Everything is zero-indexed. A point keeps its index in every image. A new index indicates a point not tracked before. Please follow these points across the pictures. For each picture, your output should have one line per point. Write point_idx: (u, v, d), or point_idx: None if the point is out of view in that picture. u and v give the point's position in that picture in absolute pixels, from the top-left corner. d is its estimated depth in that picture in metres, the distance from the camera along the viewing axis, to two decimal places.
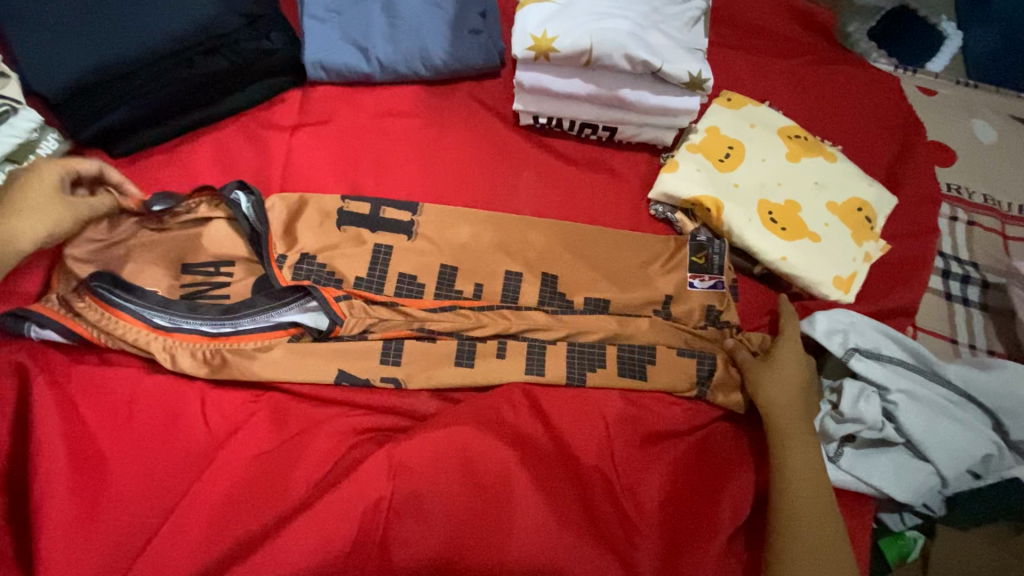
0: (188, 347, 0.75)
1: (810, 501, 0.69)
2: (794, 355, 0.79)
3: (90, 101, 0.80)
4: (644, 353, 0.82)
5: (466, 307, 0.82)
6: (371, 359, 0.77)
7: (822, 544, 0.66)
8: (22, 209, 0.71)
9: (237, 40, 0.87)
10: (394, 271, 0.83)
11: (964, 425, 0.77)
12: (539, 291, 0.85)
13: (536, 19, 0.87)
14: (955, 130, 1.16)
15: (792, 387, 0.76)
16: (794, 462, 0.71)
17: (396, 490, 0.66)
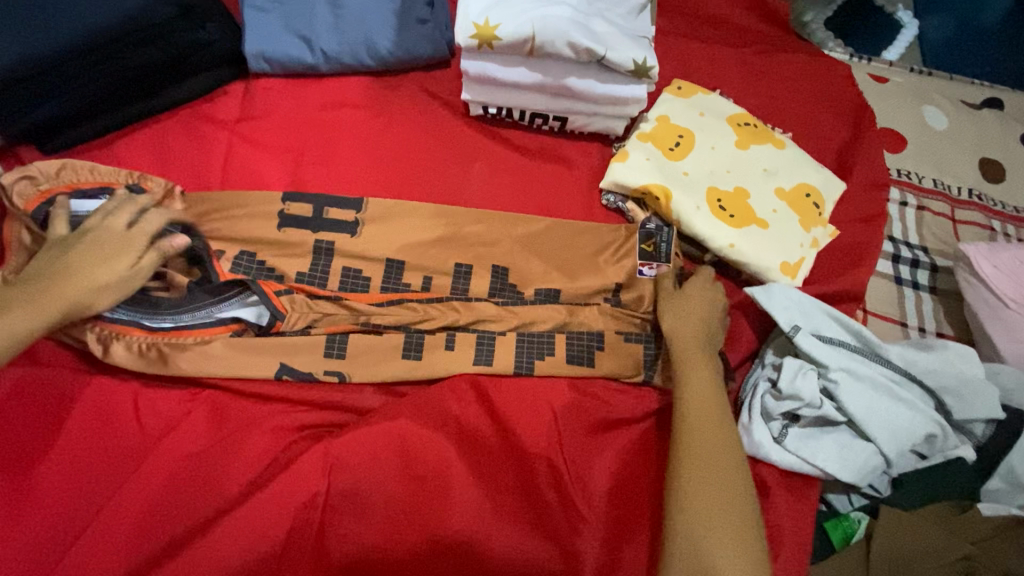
0: (124, 338, 0.72)
1: (707, 424, 0.71)
2: (705, 292, 0.83)
3: (15, 95, 0.77)
4: (591, 340, 0.82)
5: (414, 299, 0.81)
6: (314, 352, 0.76)
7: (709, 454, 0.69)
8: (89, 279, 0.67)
9: (172, 31, 0.83)
10: (339, 265, 0.82)
11: (906, 404, 0.78)
12: (490, 283, 0.84)
13: (478, 7, 0.86)
14: (906, 115, 1.18)
15: (699, 317, 0.80)
16: (697, 386, 0.74)
17: (331, 486, 0.66)
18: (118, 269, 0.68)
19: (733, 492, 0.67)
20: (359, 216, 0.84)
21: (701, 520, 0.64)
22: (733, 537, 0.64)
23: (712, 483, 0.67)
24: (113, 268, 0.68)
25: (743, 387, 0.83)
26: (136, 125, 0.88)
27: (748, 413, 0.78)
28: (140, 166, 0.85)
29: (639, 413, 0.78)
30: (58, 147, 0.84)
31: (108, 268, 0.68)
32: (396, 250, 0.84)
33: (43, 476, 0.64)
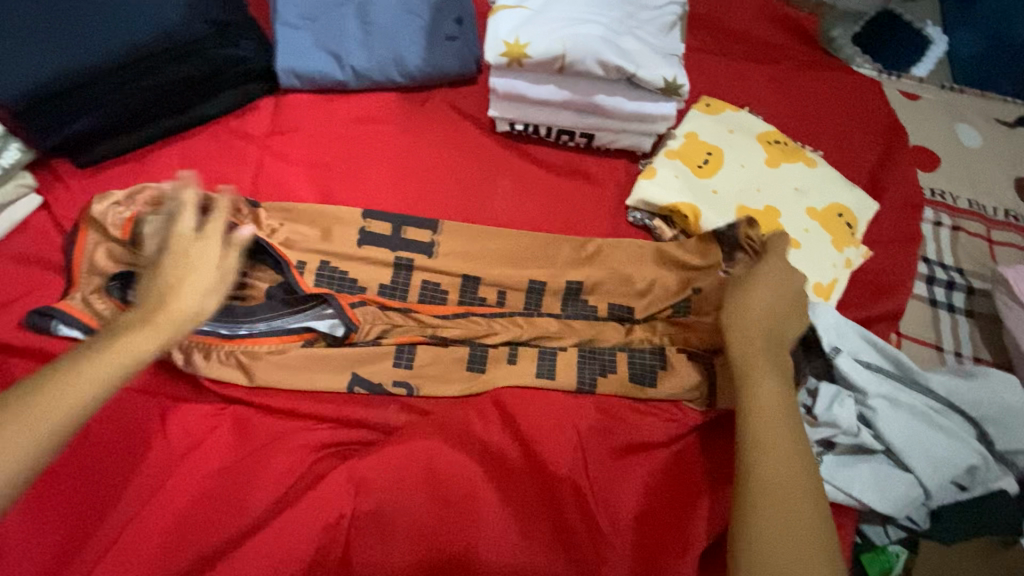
0: (203, 348, 0.74)
1: (775, 427, 0.63)
2: (777, 279, 0.75)
3: (53, 111, 0.78)
4: (654, 358, 0.81)
5: (480, 313, 0.82)
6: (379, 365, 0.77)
7: (784, 460, 0.60)
8: (189, 282, 0.60)
9: (206, 48, 0.84)
10: (419, 279, 0.83)
11: (946, 434, 0.75)
12: (563, 300, 0.85)
13: (508, 25, 0.85)
14: (938, 134, 1.15)
15: (769, 310, 0.72)
16: (764, 390, 0.66)
17: (358, 508, 0.65)
18: (211, 267, 0.62)
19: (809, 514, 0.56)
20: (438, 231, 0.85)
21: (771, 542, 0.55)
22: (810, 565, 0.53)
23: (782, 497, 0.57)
24: (205, 268, 0.62)
25: None
26: (166, 139, 0.89)
27: None
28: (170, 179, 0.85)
29: (667, 437, 0.76)
30: (93, 160, 0.84)
31: (199, 271, 0.62)
32: (472, 266, 0.84)
33: (71, 490, 0.65)
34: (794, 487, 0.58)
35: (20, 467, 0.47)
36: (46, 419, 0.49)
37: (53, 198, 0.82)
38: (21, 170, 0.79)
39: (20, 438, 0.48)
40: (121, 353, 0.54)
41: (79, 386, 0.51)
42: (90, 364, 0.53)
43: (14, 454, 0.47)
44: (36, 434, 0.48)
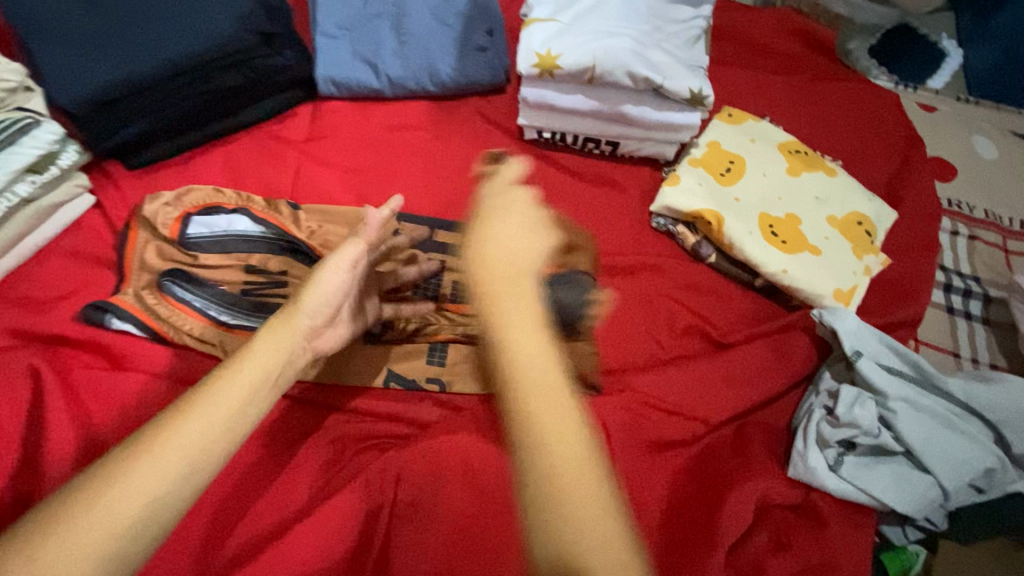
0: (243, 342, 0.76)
1: (539, 380, 0.54)
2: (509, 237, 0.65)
3: (109, 115, 0.82)
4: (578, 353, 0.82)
5: None
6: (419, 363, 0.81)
7: (560, 437, 0.52)
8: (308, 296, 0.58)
9: (254, 58, 0.88)
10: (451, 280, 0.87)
11: (965, 437, 0.77)
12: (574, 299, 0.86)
13: (541, 37, 0.89)
14: (954, 145, 1.18)
15: (504, 244, 0.64)
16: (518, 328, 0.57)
17: (398, 496, 0.69)
18: (327, 281, 0.61)
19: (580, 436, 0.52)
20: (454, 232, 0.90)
21: (540, 499, 0.49)
22: (588, 505, 0.49)
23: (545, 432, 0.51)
24: (320, 284, 0.60)
25: (798, 415, 0.83)
26: (211, 143, 0.93)
27: (802, 439, 0.78)
28: (214, 181, 0.89)
29: (691, 436, 0.80)
30: (141, 162, 0.88)
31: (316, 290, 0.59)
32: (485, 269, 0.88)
33: None
34: (563, 431, 0.51)
35: (142, 522, 0.40)
36: (177, 455, 0.42)
37: (105, 198, 0.86)
38: (76, 171, 0.83)
39: (154, 478, 0.41)
40: (259, 372, 0.48)
41: (215, 418, 0.45)
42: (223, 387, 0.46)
43: (132, 510, 0.40)
44: (155, 482, 0.41)
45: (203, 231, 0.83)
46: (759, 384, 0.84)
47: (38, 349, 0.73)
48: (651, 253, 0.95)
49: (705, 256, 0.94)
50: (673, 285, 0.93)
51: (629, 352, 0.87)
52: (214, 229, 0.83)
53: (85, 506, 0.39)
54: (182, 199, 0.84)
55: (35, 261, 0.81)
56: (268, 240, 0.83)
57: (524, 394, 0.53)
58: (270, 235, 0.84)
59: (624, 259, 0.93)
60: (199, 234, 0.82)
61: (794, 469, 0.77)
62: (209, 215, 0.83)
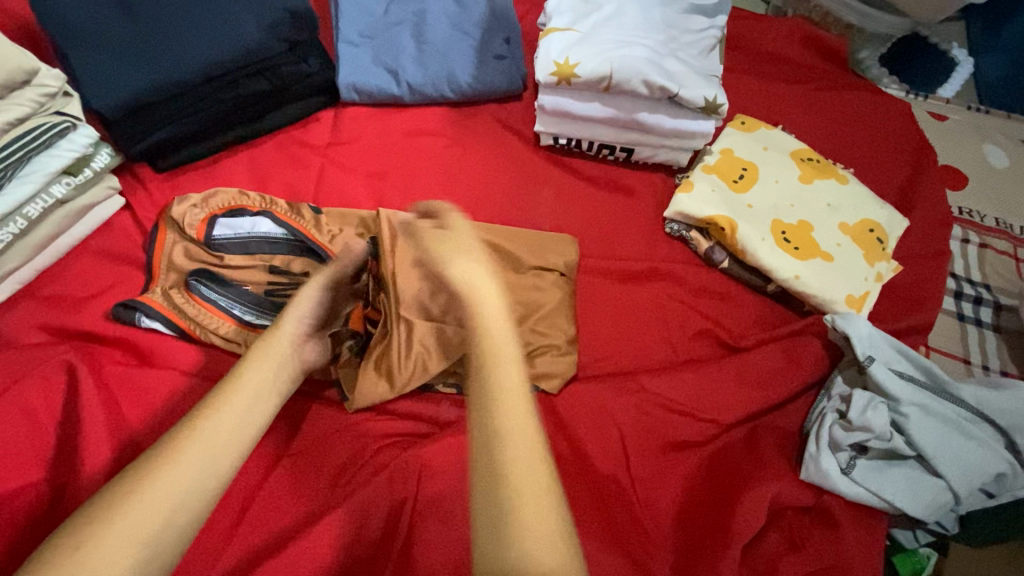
0: None
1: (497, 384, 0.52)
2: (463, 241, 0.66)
3: (141, 119, 0.84)
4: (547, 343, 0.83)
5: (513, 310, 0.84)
6: (403, 366, 0.76)
7: (517, 431, 0.49)
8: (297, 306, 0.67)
9: (279, 65, 0.91)
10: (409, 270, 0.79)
11: (976, 442, 0.78)
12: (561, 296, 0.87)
13: (559, 46, 0.91)
14: (965, 154, 1.19)
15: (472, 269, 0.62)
16: (507, 381, 0.52)
17: (420, 492, 0.71)
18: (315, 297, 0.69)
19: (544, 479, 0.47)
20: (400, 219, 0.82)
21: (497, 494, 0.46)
22: (543, 528, 0.44)
23: (511, 471, 0.47)
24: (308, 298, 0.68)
25: (810, 419, 0.84)
26: (236, 147, 0.95)
27: (815, 442, 0.79)
28: (240, 185, 0.92)
29: (704, 438, 0.81)
30: (168, 164, 0.90)
31: (304, 303, 0.68)
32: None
33: None
34: (518, 431, 0.49)
35: (170, 522, 0.47)
36: (185, 472, 0.50)
37: (134, 200, 0.89)
38: (108, 173, 0.85)
39: (166, 492, 0.48)
40: (244, 395, 0.56)
41: (212, 437, 0.52)
42: (214, 411, 0.54)
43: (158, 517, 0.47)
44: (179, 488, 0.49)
45: (228, 234, 0.85)
46: (772, 387, 0.85)
47: (72, 346, 0.76)
48: (665, 258, 0.97)
49: (718, 261, 0.96)
50: (686, 290, 0.94)
51: (643, 354, 0.88)
52: (238, 232, 0.85)
53: (109, 523, 0.46)
54: (205, 201, 0.85)
55: (68, 261, 0.83)
56: (288, 242, 0.85)
57: (488, 420, 0.50)
58: (291, 237, 0.85)
59: (638, 264, 0.95)
60: (225, 237, 0.84)
61: (806, 472, 0.78)
62: (232, 216, 0.85)
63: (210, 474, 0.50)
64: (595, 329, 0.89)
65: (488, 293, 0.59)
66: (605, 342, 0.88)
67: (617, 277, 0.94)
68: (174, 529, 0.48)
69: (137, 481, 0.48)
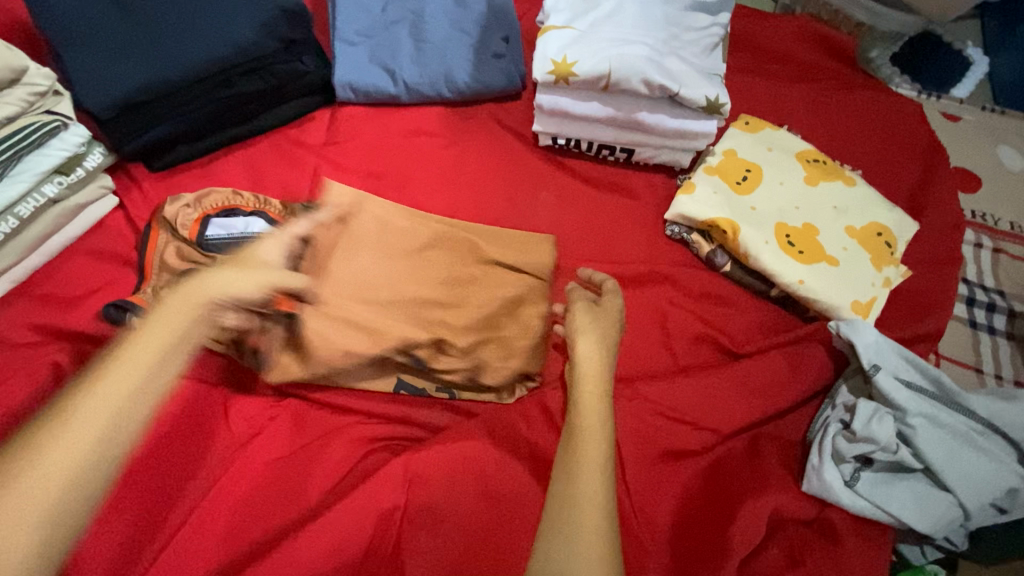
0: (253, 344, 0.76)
1: (592, 445, 0.64)
2: (603, 326, 0.79)
3: (133, 118, 0.83)
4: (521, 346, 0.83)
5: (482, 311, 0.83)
6: (330, 338, 0.76)
7: (595, 486, 0.61)
8: (234, 276, 0.63)
9: (273, 64, 0.90)
10: (363, 252, 0.82)
11: (987, 456, 0.75)
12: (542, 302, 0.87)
13: (557, 45, 0.89)
14: (978, 156, 1.15)
15: (602, 350, 0.76)
16: (588, 449, 0.64)
17: (409, 500, 0.69)
18: (269, 277, 0.66)
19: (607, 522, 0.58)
20: (354, 199, 0.86)
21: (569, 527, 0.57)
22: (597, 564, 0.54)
23: (584, 512, 0.58)
24: (259, 276, 0.65)
25: (813, 428, 0.82)
26: (231, 146, 0.94)
27: (817, 453, 0.76)
28: (234, 184, 0.91)
29: (702, 447, 0.79)
30: (162, 163, 0.89)
31: (244, 273, 0.64)
32: (390, 247, 0.84)
33: (145, 474, 0.69)
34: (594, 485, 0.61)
35: (72, 480, 0.47)
36: (85, 431, 0.49)
37: (128, 199, 0.88)
38: (101, 172, 0.85)
39: (70, 449, 0.48)
40: (139, 359, 0.54)
41: (109, 397, 0.51)
42: (97, 393, 0.51)
43: (58, 476, 0.47)
44: (84, 446, 0.49)
45: (220, 233, 0.83)
46: (773, 396, 0.83)
47: (63, 346, 0.75)
48: (666, 261, 0.95)
49: (719, 265, 0.94)
50: (687, 295, 0.92)
51: (641, 360, 0.86)
52: (231, 233, 0.83)
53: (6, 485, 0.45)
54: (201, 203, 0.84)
55: (61, 261, 0.83)
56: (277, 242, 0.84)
57: (575, 466, 0.62)
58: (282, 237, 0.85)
59: (639, 267, 0.93)
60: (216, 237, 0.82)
61: (808, 484, 0.75)
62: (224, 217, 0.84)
63: (110, 435, 0.50)
64: None
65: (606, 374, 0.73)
66: None
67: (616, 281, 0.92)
68: (82, 490, 0.48)
69: (32, 446, 0.48)
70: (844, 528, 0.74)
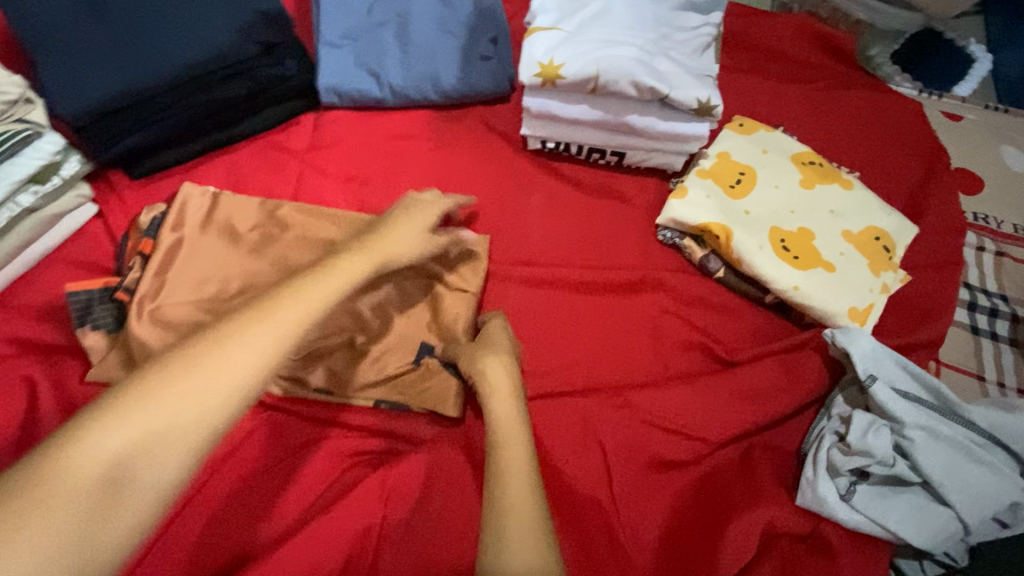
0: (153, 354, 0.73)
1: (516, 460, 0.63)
2: (499, 347, 0.75)
3: (110, 125, 0.82)
4: (407, 354, 0.79)
5: (369, 317, 0.80)
6: (152, 339, 0.73)
7: (521, 498, 0.59)
8: (393, 234, 0.75)
9: (255, 67, 0.88)
10: (204, 255, 0.80)
11: (989, 470, 0.72)
12: (458, 312, 0.81)
13: (544, 46, 0.87)
14: (981, 157, 1.12)
15: (512, 366, 0.74)
16: (513, 458, 0.64)
17: (387, 517, 0.68)
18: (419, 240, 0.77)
19: (540, 531, 0.58)
20: (205, 199, 0.83)
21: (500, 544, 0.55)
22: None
23: (514, 523, 0.57)
24: (410, 238, 0.76)
25: (808, 439, 0.79)
26: (213, 152, 0.93)
27: (812, 466, 0.74)
28: None
29: (694, 456, 0.77)
30: (145, 170, 0.88)
31: (406, 232, 0.76)
32: (234, 249, 0.81)
33: None
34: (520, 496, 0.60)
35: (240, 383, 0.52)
36: (260, 337, 0.54)
37: (107, 208, 0.87)
38: (80, 181, 0.83)
39: (250, 352, 0.53)
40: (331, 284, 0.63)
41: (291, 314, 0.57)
42: (296, 304, 0.58)
43: (233, 378, 0.51)
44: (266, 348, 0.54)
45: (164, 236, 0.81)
46: (766, 403, 0.81)
47: (41, 358, 0.75)
48: (657, 267, 0.92)
49: (712, 270, 0.91)
50: (678, 301, 0.90)
51: (632, 369, 0.84)
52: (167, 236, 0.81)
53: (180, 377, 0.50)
54: (153, 210, 0.82)
55: (38, 271, 0.82)
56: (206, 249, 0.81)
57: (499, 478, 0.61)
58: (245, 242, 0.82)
59: (629, 273, 0.90)
60: (149, 235, 0.80)
61: (803, 498, 0.73)
62: (153, 219, 0.81)
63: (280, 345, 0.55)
64: (583, 341, 0.85)
65: (517, 386, 0.72)
66: (592, 356, 0.84)
67: (604, 288, 0.90)
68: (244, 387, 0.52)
69: (208, 348, 0.52)
70: (840, 547, 0.72)
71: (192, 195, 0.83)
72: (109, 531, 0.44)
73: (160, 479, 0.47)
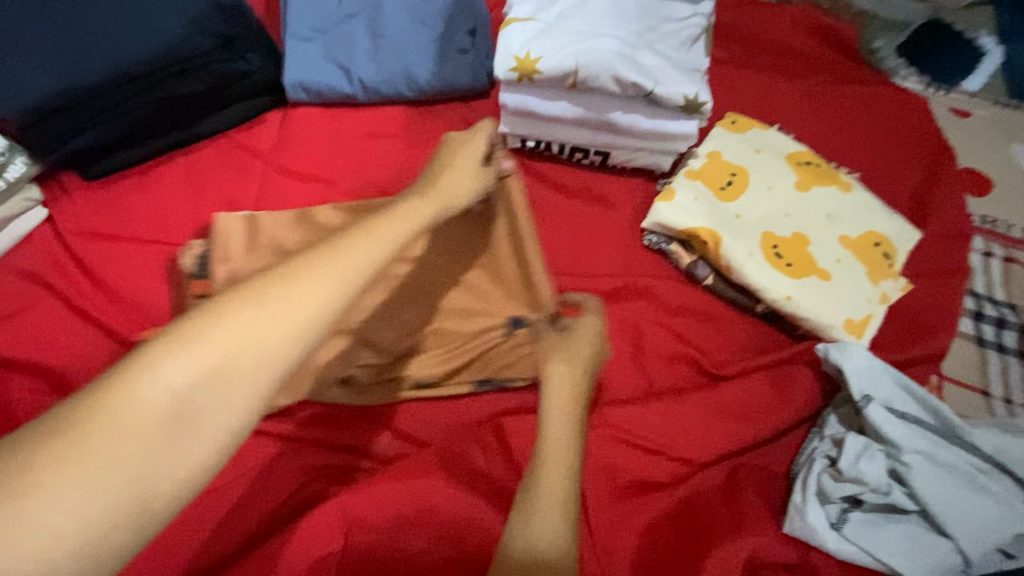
0: None
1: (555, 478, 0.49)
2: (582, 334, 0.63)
3: (55, 126, 0.78)
4: (492, 334, 0.75)
5: (448, 302, 0.77)
6: None
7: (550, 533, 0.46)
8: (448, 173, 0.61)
9: (209, 62, 0.82)
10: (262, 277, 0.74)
11: (992, 498, 0.67)
12: (529, 288, 0.74)
13: (520, 38, 0.81)
14: (990, 156, 1.06)
15: (582, 367, 0.59)
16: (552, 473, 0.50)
17: (348, 547, 0.61)
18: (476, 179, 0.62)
19: None
20: (243, 224, 0.76)
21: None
22: None
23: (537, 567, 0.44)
24: (469, 178, 0.61)
25: (798, 461, 0.75)
26: (173, 152, 0.88)
27: (800, 491, 0.69)
28: (174, 195, 0.84)
29: (674, 478, 0.72)
30: (97, 172, 0.84)
31: (463, 167, 0.62)
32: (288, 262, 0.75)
33: None
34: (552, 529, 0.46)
35: (291, 334, 0.40)
36: (320, 281, 0.42)
37: (59, 211, 0.82)
38: (28, 183, 0.80)
39: (305, 297, 0.41)
40: (403, 222, 0.50)
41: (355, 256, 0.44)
42: (361, 241, 0.46)
43: (285, 327, 0.40)
44: (326, 294, 0.42)
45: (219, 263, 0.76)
46: (755, 422, 0.76)
47: None
48: (642, 273, 0.87)
49: (701, 277, 0.86)
50: (665, 310, 0.84)
51: (614, 383, 0.79)
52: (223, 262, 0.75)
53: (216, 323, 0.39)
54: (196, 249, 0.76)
55: None
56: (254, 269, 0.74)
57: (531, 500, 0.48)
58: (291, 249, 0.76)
59: (612, 281, 0.85)
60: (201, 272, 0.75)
61: (790, 525, 0.68)
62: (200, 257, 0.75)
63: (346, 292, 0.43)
64: None
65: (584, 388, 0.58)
66: None
67: None
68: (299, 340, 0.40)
69: (257, 290, 0.41)
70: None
71: (231, 224, 0.76)
72: (167, 476, 0.36)
73: (229, 419, 0.38)
